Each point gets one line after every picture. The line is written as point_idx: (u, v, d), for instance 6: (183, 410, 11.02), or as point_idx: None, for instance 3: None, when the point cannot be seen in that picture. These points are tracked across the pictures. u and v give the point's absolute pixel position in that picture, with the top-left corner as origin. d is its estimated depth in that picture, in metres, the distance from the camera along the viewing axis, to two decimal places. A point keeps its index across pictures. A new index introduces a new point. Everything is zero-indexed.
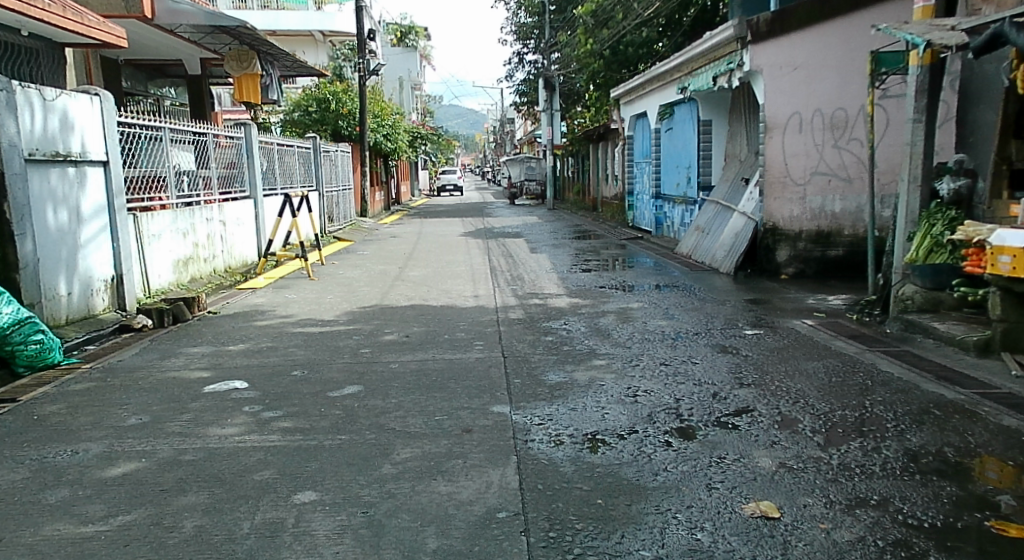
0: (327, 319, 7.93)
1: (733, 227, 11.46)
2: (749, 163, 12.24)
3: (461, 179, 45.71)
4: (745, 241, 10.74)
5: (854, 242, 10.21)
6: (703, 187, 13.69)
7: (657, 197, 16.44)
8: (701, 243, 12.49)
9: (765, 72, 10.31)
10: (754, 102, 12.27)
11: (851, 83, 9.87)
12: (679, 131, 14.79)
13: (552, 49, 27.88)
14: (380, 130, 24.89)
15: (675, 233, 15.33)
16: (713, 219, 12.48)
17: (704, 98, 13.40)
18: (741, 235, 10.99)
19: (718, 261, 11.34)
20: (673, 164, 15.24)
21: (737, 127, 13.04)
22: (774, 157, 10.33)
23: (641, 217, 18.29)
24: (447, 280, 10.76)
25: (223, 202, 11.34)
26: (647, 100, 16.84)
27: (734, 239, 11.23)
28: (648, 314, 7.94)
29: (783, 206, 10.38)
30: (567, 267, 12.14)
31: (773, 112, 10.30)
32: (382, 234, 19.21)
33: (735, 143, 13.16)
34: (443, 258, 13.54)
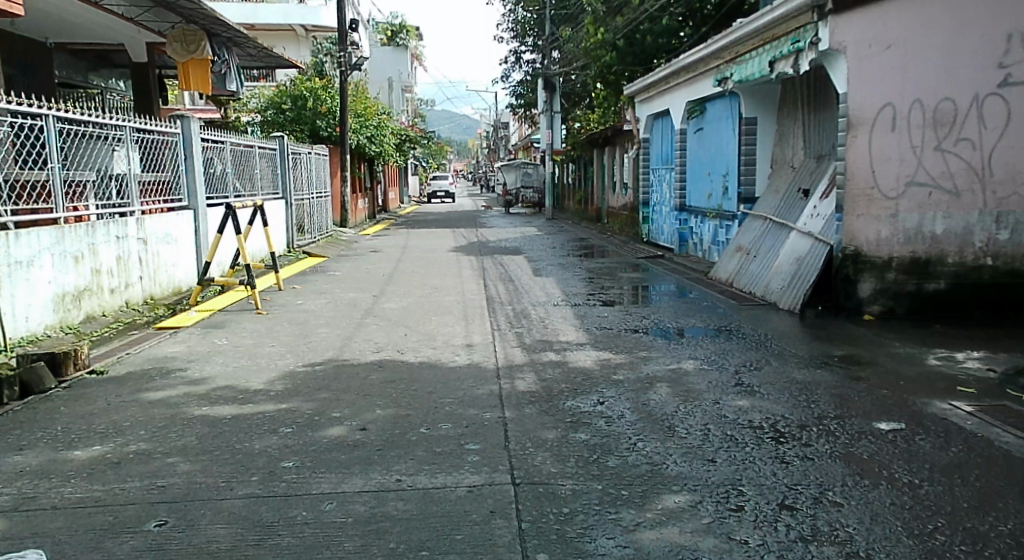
0: (255, 387, 5.55)
1: (799, 251, 9.06)
2: (810, 170, 9.99)
3: (453, 186, 43.33)
4: (815, 271, 8.33)
5: (960, 273, 7.98)
6: (745, 199, 11.43)
7: (681, 210, 14.10)
8: (751, 269, 10.12)
9: (849, 51, 7.87)
10: (815, 94, 9.95)
11: (958, 68, 7.74)
12: (713, 132, 12.47)
13: (553, 47, 25.68)
14: (364, 132, 22.49)
15: (704, 252, 13.00)
16: (766, 240, 10.10)
17: (748, 91, 11.18)
18: (812, 261, 8.60)
19: (776, 295, 8.97)
20: (704, 171, 12.92)
21: (789, 125, 10.80)
22: (857, 163, 7.95)
23: (658, 232, 15.94)
24: (432, 317, 8.40)
25: (147, 215, 8.87)
26: (669, 97, 14.53)
27: (801, 266, 8.82)
28: (713, 385, 5.56)
29: (868, 225, 8.01)
30: (582, 298, 9.74)
31: (857, 104, 7.89)
32: (362, 248, 16.86)
33: (786, 146, 10.90)
34: (430, 283, 11.16)
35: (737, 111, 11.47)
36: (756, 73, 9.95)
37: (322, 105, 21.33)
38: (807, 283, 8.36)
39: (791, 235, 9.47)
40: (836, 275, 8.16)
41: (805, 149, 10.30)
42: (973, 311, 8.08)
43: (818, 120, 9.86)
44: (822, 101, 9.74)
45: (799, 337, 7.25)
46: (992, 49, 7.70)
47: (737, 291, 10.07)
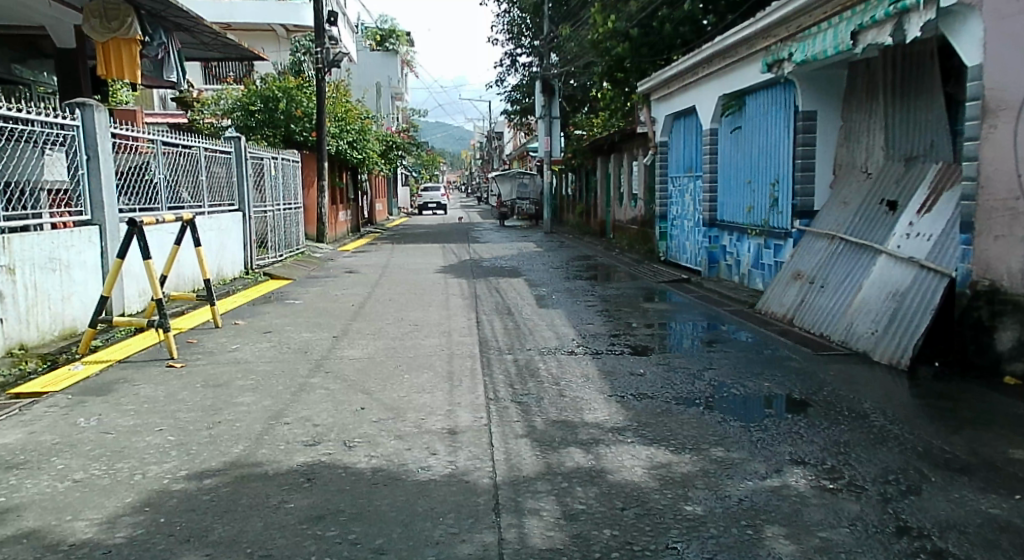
0: (79, 537, 3.36)
1: (896, 281, 6.91)
2: (893, 176, 7.94)
3: (445, 197, 41.07)
4: (924, 313, 6.14)
5: None
6: (801, 213, 9.41)
7: (712, 225, 11.97)
8: (823, 306, 7.94)
9: (988, 8, 5.70)
10: (907, 76, 7.79)
11: None
12: (757, 129, 10.45)
13: (552, 48, 23.57)
14: (345, 136, 20.10)
15: (744, 275, 10.91)
16: (844, 270, 7.94)
17: (807, 77, 9.26)
18: (920, 296, 6.45)
19: (867, 345, 6.82)
20: (742, 177, 10.87)
21: (860, 119, 8.85)
22: (994, 161, 5.73)
23: (679, 251, 13.79)
24: (403, 375, 6.12)
25: (21, 233, 6.53)
26: (695, 92, 12.42)
27: (900, 302, 6.65)
28: (857, 533, 3.35)
29: (1011, 251, 5.69)
30: (604, 342, 7.47)
31: (997, 81, 5.69)
32: (335, 267, 14.54)
33: (855, 145, 8.96)
34: (407, 317, 8.88)
35: (793, 104, 9.55)
36: (828, 48, 7.75)
37: (297, 107, 18.69)
38: (915, 326, 6.23)
39: (882, 260, 7.33)
40: (962, 320, 5.97)
41: (882, 150, 8.32)
42: None
43: (911, 109, 7.76)
44: (912, 85, 7.75)
45: (931, 414, 5.01)
46: None
47: (807, 333, 7.90)
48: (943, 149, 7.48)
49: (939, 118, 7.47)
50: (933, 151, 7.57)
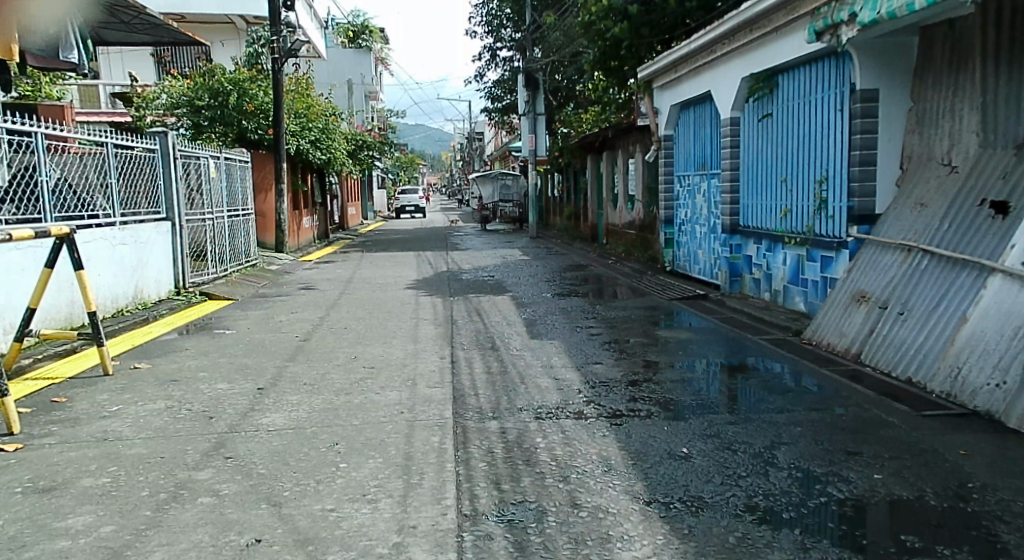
0: None
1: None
2: (997, 171, 6.28)
3: (422, 199, 39.04)
4: None
5: None
6: (859, 218, 7.60)
7: (733, 233, 10.08)
8: (899, 335, 6.29)
9: None
10: (1021, 38, 6.14)
11: None
12: (797, 115, 8.62)
13: (535, 38, 21.65)
14: (308, 135, 17.95)
15: (778, 293, 9.06)
16: (924, 289, 6.28)
17: (867, 45, 7.41)
18: None
19: (991, 397, 5.23)
20: (778, 174, 9.04)
21: (938, 97, 7.03)
22: None
23: (689, 261, 11.90)
24: (336, 462, 4.11)
25: None
26: (711, 73, 10.54)
27: None
28: None
29: None
30: (623, 396, 5.54)
31: None
32: (290, 283, 12.49)
33: (929, 130, 7.11)
34: (362, 353, 6.89)
35: (849, 81, 7.73)
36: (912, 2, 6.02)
37: (250, 101, 16.53)
38: None
39: (991, 283, 5.67)
40: None
41: (975, 135, 6.55)
42: None
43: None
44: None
45: None
46: None
47: (884, 375, 6.21)
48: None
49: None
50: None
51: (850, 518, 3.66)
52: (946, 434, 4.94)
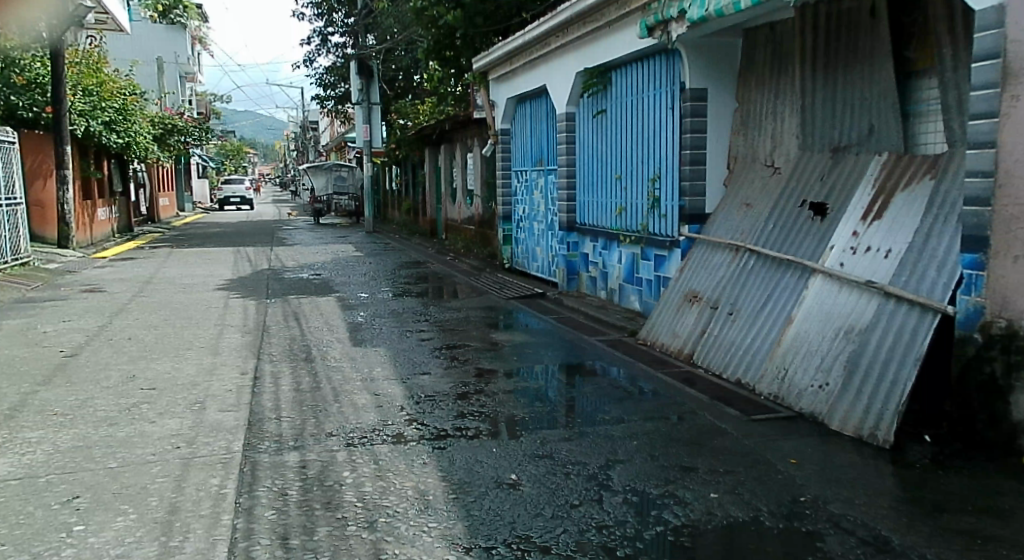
0: None
1: (845, 312, 5.29)
2: (816, 171, 6.35)
3: (250, 190, 37.36)
4: (913, 366, 4.71)
5: None
6: (690, 217, 7.53)
7: (569, 230, 9.91)
8: (724, 336, 6.27)
9: None
10: (836, 38, 6.18)
11: None
12: (631, 113, 8.48)
13: (366, 25, 21.01)
14: (100, 115, 16.49)
15: (615, 294, 8.92)
16: (748, 289, 6.28)
17: (697, 44, 7.34)
18: (891, 336, 4.93)
19: (814, 399, 5.20)
20: (613, 171, 8.89)
21: (762, 99, 7.09)
22: None
23: (528, 259, 11.67)
24: (69, 525, 3.55)
25: None
26: (546, 68, 10.27)
27: (861, 345, 5.06)
28: None
29: None
30: (444, 414, 5.13)
31: None
32: (78, 285, 11.32)
33: (754, 130, 7.17)
34: (143, 372, 6.15)
35: (679, 80, 7.64)
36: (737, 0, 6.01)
37: (17, 73, 15.04)
38: (894, 385, 4.74)
39: (812, 284, 5.69)
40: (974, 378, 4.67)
41: (796, 136, 6.63)
42: None
43: (840, 79, 6.20)
44: (845, 51, 6.11)
45: None
46: None
47: (716, 377, 6.13)
48: (885, 133, 5.86)
49: (885, 91, 5.83)
50: (874, 137, 5.95)
51: (690, 552, 3.42)
52: (779, 441, 4.82)
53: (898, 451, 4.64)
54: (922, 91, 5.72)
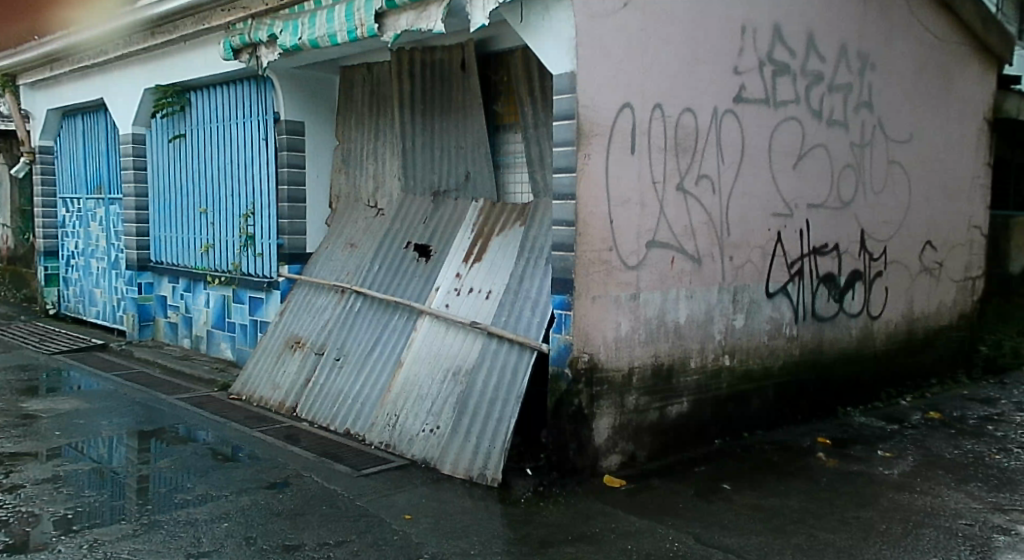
0: None
1: (436, 363, 7.57)
2: (420, 215, 8.75)
3: None
4: (523, 381, 7.03)
5: (697, 379, 8.43)
6: (293, 258, 9.73)
7: (142, 270, 11.80)
8: (357, 391, 8.03)
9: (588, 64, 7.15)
10: (422, 89, 8.71)
11: (702, 93, 8.17)
12: (216, 142, 10.64)
13: None
14: None
15: (207, 324, 10.89)
16: (370, 347, 8.19)
17: (288, 75, 9.60)
18: (495, 373, 7.22)
19: (445, 424, 7.20)
20: (218, 192, 10.65)
21: (362, 138, 9.45)
22: (597, 192, 7.23)
23: (83, 302, 13.30)
24: None
25: None
26: (162, 70, 11.01)
27: (463, 383, 7.30)
28: None
29: (608, 316, 7.38)
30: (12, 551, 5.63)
31: (595, 109, 7.21)
32: None
33: (354, 171, 9.55)
34: None
35: (273, 109, 9.80)
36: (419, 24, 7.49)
37: None
38: (499, 411, 7.00)
39: (421, 324, 7.94)
40: (564, 408, 7.20)
41: (397, 179, 9.03)
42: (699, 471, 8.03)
43: (453, 118, 8.52)
44: (440, 104, 8.60)
45: None
46: (711, 88, 8.27)
47: (363, 439, 7.68)
48: (479, 181, 8.42)
49: (479, 139, 8.38)
50: (470, 184, 8.47)
51: None
52: (394, 496, 6.57)
53: (503, 486, 6.79)
54: (508, 146, 8.39)
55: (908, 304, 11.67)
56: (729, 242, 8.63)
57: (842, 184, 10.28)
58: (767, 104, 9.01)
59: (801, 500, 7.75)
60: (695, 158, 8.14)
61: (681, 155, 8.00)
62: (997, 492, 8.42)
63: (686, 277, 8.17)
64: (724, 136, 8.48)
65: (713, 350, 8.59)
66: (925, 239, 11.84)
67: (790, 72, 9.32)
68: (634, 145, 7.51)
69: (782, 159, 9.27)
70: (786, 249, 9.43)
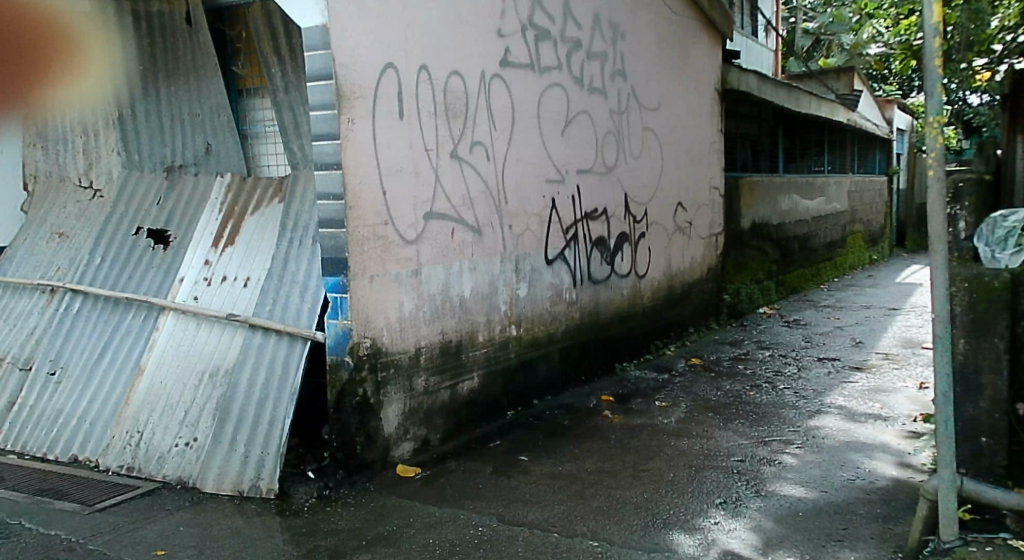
0: None
1: (187, 367, 6.66)
2: (148, 198, 7.81)
3: None
4: (295, 375, 6.38)
5: (485, 353, 8.13)
6: None
7: None
8: (88, 408, 6.87)
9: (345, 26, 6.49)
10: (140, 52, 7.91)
11: (469, 56, 7.78)
12: None
13: None
14: None
15: None
16: (102, 355, 7.09)
17: None
18: (259, 370, 6.48)
19: (203, 435, 6.34)
20: None
21: (64, 109, 8.32)
22: (367, 164, 6.65)
23: None
24: None
25: None
26: None
27: (224, 385, 6.50)
28: None
29: (389, 297, 6.87)
30: None
31: (357, 75, 6.58)
32: None
33: (53, 154, 8.45)
34: None
35: None
36: None
37: None
38: (269, 414, 6.30)
39: (165, 321, 6.99)
40: (345, 403, 6.60)
41: (118, 155, 8.03)
42: (492, 446, 7.74)
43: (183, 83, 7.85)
44: (166, 66, 7.87)
45: None
46: (477, 53, 7.90)
47: (98, 461, 6.55)
48: (222, 154, 7.80)
49: (220, 107, 7.75)
50: (211, 157, 7.84)
51: None
52: (149, 527, 5.68)
53: (281, 497, 6.10)
54: (255, 113, 7.78)
55: (668, 262, 12.10)
56: (507, 210, 8.37)
57: (606, 149, 10.33)
58: (534, 71, 8.79)
59: (596, 461, 7.68)
60: (466, 124, 7.74)
61: (453, 121, 7.58)
62: (757, 426, 8.91)
63: (467, 249, 7.81)
64: (494, 101, 8.15)
65: (499, 320, 8.34)
66: (678, 200, 12.31)
67: (551, 38, 9.15)
68: (402, 110, 6.98)
69: (551, 125, 9.11)
70: (561, 214, 9.33)
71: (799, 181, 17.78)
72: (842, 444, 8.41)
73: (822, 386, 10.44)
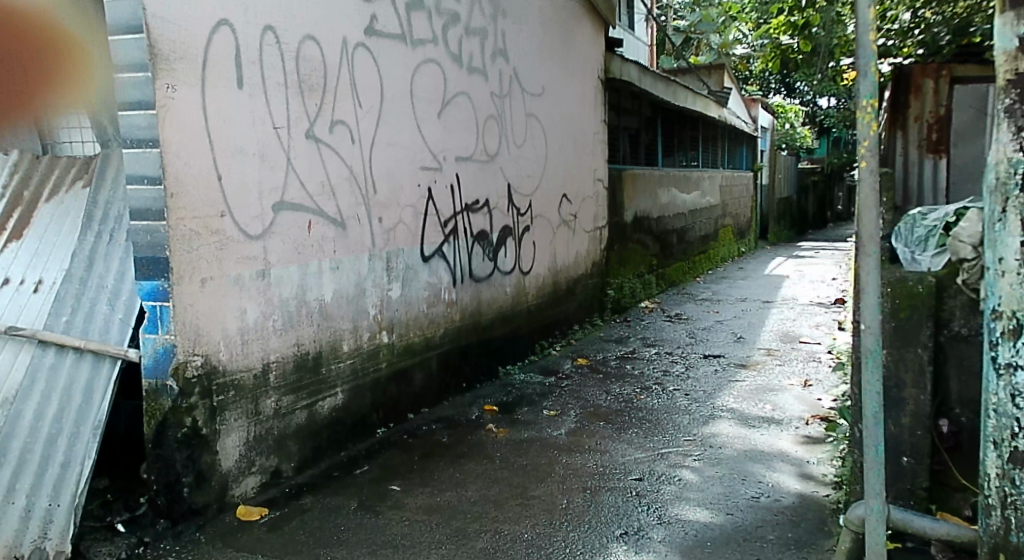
0: None
1: None
2: None
3: None
4: (91, 415, 5.27)
5: (348, 367, 6.99)
6: None
7: None
8: None
9: None
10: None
11: (327, 20, 6.62)
12: None
13: None
14: None
15: None
16: None
17: None
18: (49, 402, 5.25)
19: None
20: None
21: None
22: (194, 139, 5.42)
23: None
24: None
25: None
26: None
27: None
28: None
29: (229, 305, 5.69)
30: None
31: (180, 35, 5.34)
32: None
33: None
34: None
35: None
36: None
37: None
38: (64, 457, 5.15)
39: None
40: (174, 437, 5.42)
41: None
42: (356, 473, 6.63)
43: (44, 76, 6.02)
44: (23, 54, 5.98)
45: None
46: (338, 18, 6.75)
47: None
48: None
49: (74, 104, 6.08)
50: None
51: None
52: None
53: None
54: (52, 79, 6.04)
55: (553, 258, 11.23)
56: (375, 201, 7.25)
57: (488, 135, 9.32)
58: (405, 44, 7.69)
59: (479, 487, 6.70)
60: (323, 99, 6.57)
61: (308, 95, 6.40)
62: (650, 436, 8.09)
63: (328, 246, 6.66)
64: (358, 74, 7.01)
65: (368, 327, 7.23)
66: (562, 191, 11.45)
67: (425, 7, 8.05)
68: (241, 78, 5.77)
69: (426, 106, 8.03)
70: (438, 206, 8.27)
71: (676, 177, 17.35)
72: (738, 453, 7.68)
73: (711, 387, 9.77)
